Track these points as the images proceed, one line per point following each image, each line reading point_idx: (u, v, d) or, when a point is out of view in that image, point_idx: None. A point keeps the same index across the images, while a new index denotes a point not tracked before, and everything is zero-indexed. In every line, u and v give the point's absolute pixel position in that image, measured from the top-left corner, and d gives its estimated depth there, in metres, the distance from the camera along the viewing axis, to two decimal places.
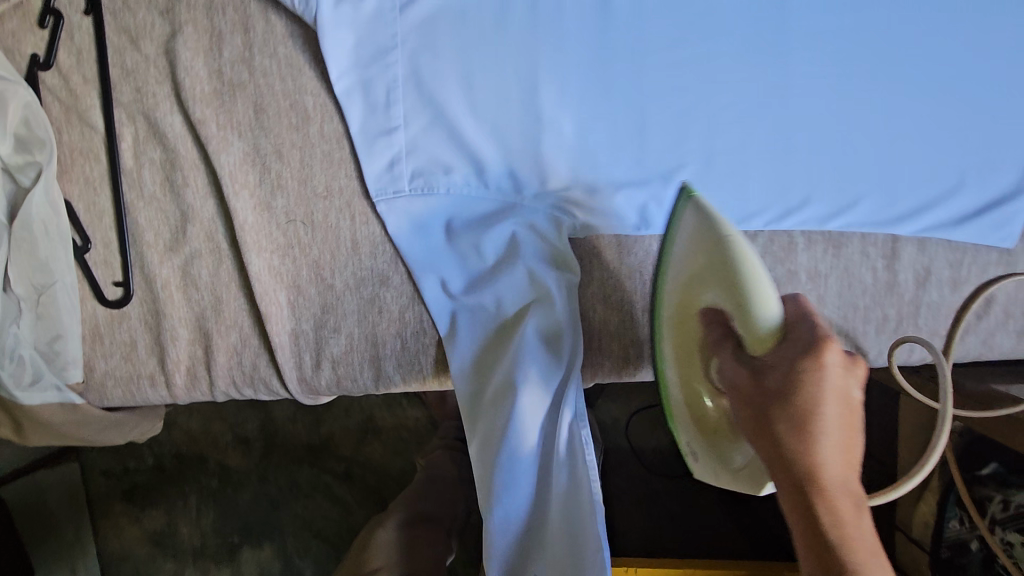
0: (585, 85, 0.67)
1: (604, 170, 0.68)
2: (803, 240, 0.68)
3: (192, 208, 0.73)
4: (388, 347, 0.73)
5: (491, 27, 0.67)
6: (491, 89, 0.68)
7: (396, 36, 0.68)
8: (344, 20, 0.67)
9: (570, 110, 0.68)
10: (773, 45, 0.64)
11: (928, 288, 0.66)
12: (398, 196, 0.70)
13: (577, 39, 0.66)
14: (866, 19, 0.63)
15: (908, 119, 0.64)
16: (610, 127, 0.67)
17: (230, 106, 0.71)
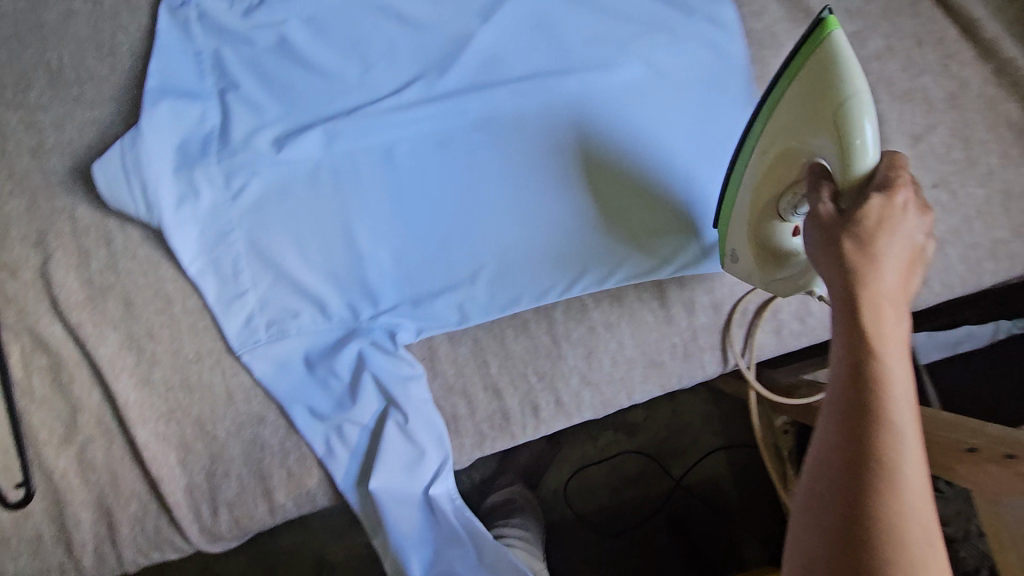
0: (392, 222, 0.84)
1: (422, 284, 0.83)
2: (593, 300, 0.83)
3: (80, 400, 0.82)
4: (275, 478, 0.82)
5: (307, 198, 0.84)
6: (317, 242, 0.84)
7: (233, 221, 0.84)
8: (186, 218, 0.82)
9: (383, 244, 0.84)
10: (522, 164, 0.85)
11: (697, 313, 0.82)
12: (257, 345, 0.82)
13: (377, 191, 0.84)
14: (583, 132, 0.85)
15: (636, 193, 0.84)
16: (420, 249, 0.84)
17: (103, 306, 0.83)
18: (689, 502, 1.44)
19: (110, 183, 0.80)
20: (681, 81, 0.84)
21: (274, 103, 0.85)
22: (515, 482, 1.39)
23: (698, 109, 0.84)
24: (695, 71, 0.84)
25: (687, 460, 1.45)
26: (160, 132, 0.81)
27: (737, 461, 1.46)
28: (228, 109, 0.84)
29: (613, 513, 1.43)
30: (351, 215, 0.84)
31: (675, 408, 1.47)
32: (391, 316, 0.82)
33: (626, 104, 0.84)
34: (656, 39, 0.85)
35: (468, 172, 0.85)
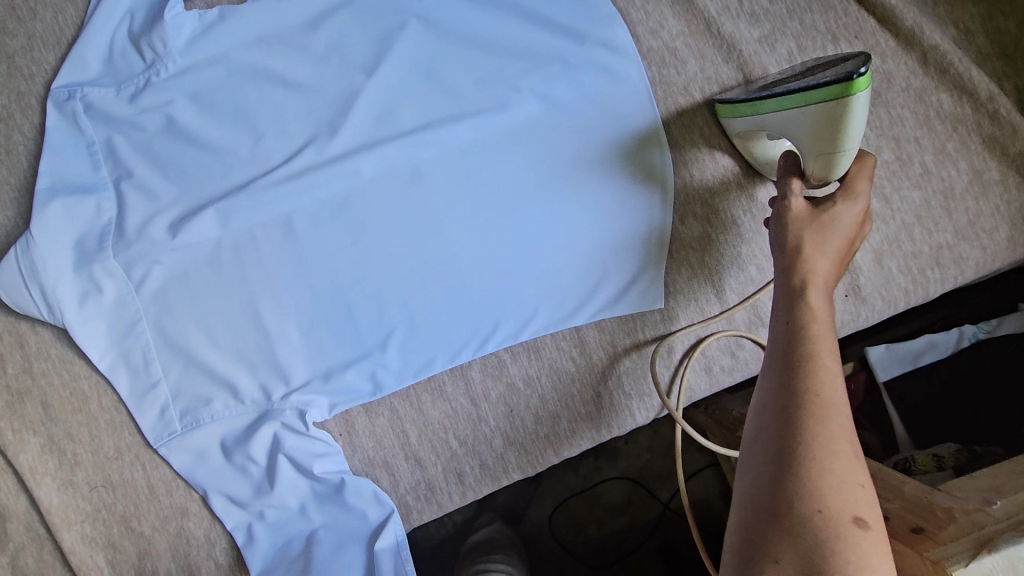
0: (295, 296, 0.81)
1: (332, 357, 0.80)
2: (510, 355, 0.79)
3: (9, 507, 0.82)
4: (204, 570, 0.81)
5: (209, 281, 0.82)
6: (224, 324, 0.82)
7: (140, 312, 0.82)
8: (92, 315, 0.81)
9: (290, 318, 0.81)
10: (423, 221, 0.80)
11: (620, 358, 0.76)
12: (173, 436, 0.81)
13: (276, 265, 0.81)
14: (482, 179, 0.79)
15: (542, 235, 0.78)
16: (327, 322, 0.81)
17: (21, 410, 0.83)
18: (681, 528, 1.34)
19: (10, 290, 0.79)
20: (582, 113, 0.78)
21: (166, 185, 0.83)
22: (497, 520, 1.30)
23: (602, 140, 0.77)
24: (596, 100, 0.78)
25: (674, 484, 1.36)
26: (55, 232, 0.80)
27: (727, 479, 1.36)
28: (122, 199, 0.82)
29: (601, 544, 1.34)
30: (254, 294, 0.81)
31: (658, 432, 1.36)
32: (302, 395, 0.79)
33: (524, 144, 0.79)
34: (550, 70, 0.78)
35: (367, 235, 0.81)
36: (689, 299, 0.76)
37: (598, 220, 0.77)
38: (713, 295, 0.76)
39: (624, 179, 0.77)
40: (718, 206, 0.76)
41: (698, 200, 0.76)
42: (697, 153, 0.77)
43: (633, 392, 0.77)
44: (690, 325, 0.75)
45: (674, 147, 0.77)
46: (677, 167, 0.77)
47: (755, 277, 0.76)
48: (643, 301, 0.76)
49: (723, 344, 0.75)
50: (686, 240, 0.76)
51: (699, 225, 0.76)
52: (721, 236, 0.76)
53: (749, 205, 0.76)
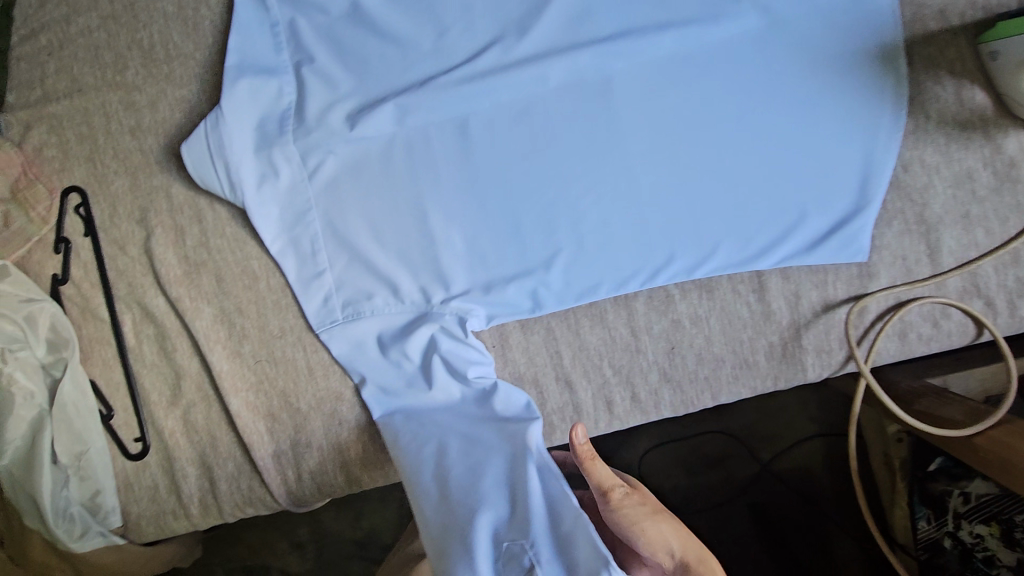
0: (463, 203, 0.79)
1: (495, 269, 0.79)
2: (679, 291, 0.76)
3: (183, 367, 0.89)
4: (353, 451, 0.86)
5: (380, 177, 0.81)
6: (389, 222, 0.81)
7: (310, 200, 0.83)
8: (268, 198, 0.83)
9: (456, 225, 0.80)
10: (609, 137, 0.75)
11: (802, 311, 0.71)
12: (335, 324, 0.84)
13: (449, 169, 0.79)
14: (680, 100, 0.73)
15: (736, 166, 0.72)
16: (494, 231, 0.79)
17: (198, 281, 0.88)
18: (776, 489, 1.28)
19: (197, 164, 0.81)
20: (809, 33, 0.69)
21: (346, 74, 0.81)
22: None
23: (828, 67, 0.69)
24: (828, 20, 0.69)
25: (776, 446, 1.29)
26: (241, 112, 0.81)
27: (834, 450, 1.26)
28: (302, 84, 0.81)
29: (691, 493, 1.28)
30: (423, 194, 0.80)
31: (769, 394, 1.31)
32: (463, 300, 0.80)
33: (734, 63, 0.71)
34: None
35: (547, 145, 0.77)
36: (896, 256, 0.69)
37: (805, 157, 0.70)
38: (925, 254, 0.69)
39: (843, 113, 0.69)
40: (952, 156, 0.68)
41: (930, 146, 0.68)
42: (940, 90, 0.68)
43: (810, 347, 0.72)
44: (892, 287, 0.69)
45: (912, 83, 0.68)
46: (912, 105, 0.68)
47: (981, 241, 0.68)
48: (843, 254, 0.70)
49: (927, 311, 0.69)
50: (904, 191, 0.69)
51: (925, 175, 0.68)
52: (948, 191, 0.68)
53: (991, 158, 0.67)
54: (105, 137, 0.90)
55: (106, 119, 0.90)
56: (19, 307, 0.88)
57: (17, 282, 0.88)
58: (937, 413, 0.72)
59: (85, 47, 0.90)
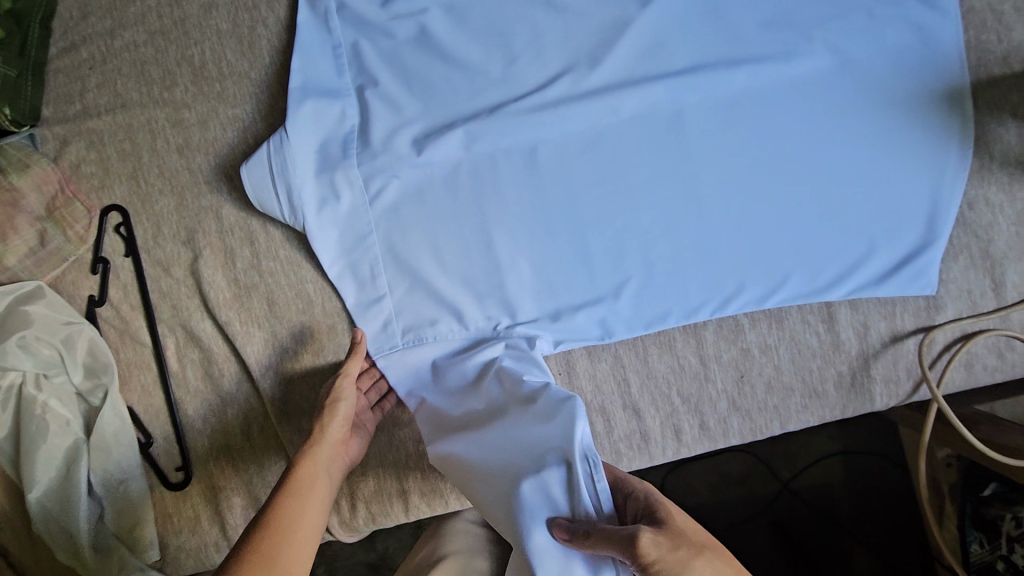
0: (531, 230, 0.79)
1: (563, 297, 0.79)
2: (748, 321, 0.77)
3: (231, 393, 0.86)
4: (411, 480, 0.83)
5: (445, 202, 0.80)
6: (454, 247, 0.80)
7: (370, 224, 0.80)
8: (327, 221, 0.80)
9: (523, 252, 0.79)
10: (681, 167, 0.76)
11: (870, 341, 0.73)
12: (394, 350, 0.82)
13: (517, 195, 0.79)
14: (752, 133, 0.74)
15: (808, 198, 0.73)
16: (563, 259, 0.78)
17: (249, 305, 0.85)
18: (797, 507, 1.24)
19: (257, 187, 0.79)
20: (879, 72, 0.72)
21: (412, 98, 0.80)
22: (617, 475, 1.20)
23: (898, 107, 0.72)
24: (899, 60, 0.71)
25: (796, 464, 1.24)
26: (304, 134, 0.79)
27: (853, 466, 1.23)
28: (366, 108, 0.80)
29: (711, 513, 1.24)
30: (489, 220, 0.79)
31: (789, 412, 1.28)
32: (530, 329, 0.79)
33: (807, 99, 0.73)
34: (853, 21, 0.71)
35: (618, 174, 0.77)
36: (962, 289, 0.72)
37: (876, 192, 0.72)
38: (989, 287, 0.71)
39: (911, 151, 0.72)
40: (1016, 195, 0.71)
41: (993, 185, 0.71)
42: (1003, 132, 0.71)
43: (878, 377, 0.74)
44: (959, 319, 0.72)
45: (977, 124, 0.71)
46: (976, 146, 0.72)
47: None
48: (913, 287, 0.72)
49: (992, 343, 0.72)
50: (968, 227, 0.72)
51: (989, 213, 0.71)
52: (1010, 227, 0.71)
53: None
54: (150, 154, 0.87)
55: (151, 136, 0.87)
56: (57, 331, 0.83)
57: (54, 306, 0.85)
58: (1004, 440, 0.74)
59: (131, 62, 0.87)
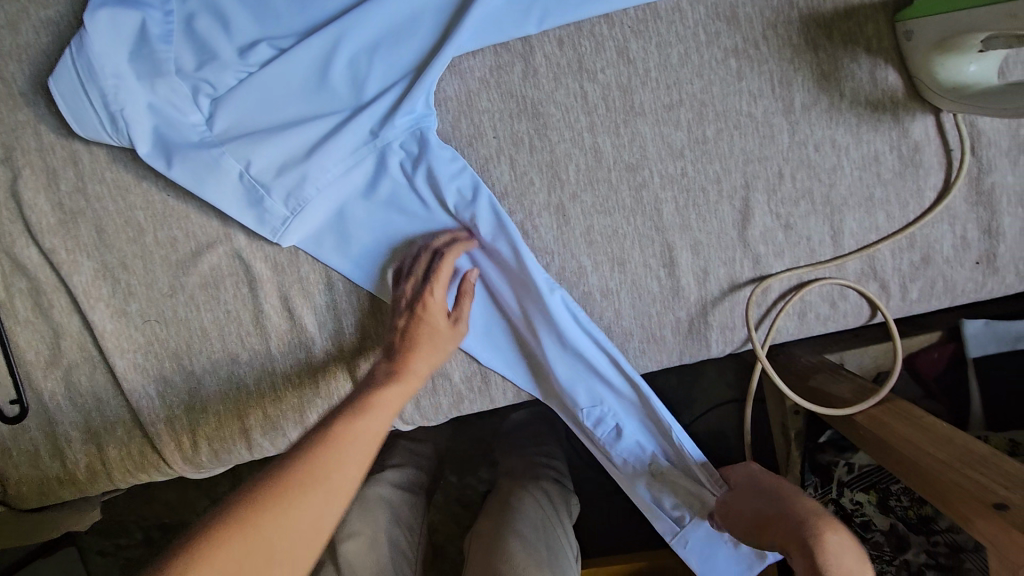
0: (368, 62, 0.73)
1: (378, 52, 0.72)
2: (591, 263, 0.73)
3: (62, 325, 0.82)
4: (253, 418, 0.81)
5: (284, 86, 0.73)
6: (282, 93, 0.74)
7: (286, 170, 0.74)
8: (145, 119, 0.74)
9: (360, 62, 0.73)
10: None
11: (708, 288, 0.71)
12: (189, 146, 0.74)
13: (363, 59, 0.73)
14: None
15: None
16: (346, 30, 0.71)
17: (76, 232, 0.80)
18: None
19: (69, 102, 0.73)
20: None
21: (249, 26, 0.74)
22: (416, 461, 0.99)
23: (749, 35, 0.67)
24: None
25: (695, 408, 1.08)
26: (118, 63, 0.72)
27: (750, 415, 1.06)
28: (193, 37, 0.73)
29: (579, 470, 1.08)
30: (338, 33, 0.71)
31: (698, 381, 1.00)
32: (495, 206, 0.71)
33: (658, 25, 0.69)
34: None
35: (463, 99, 0.73)
36: (802, 235, 0.69)
37: (725, 130, 0.69)
38: (828, 235, 0.69)
39: None
40: (862, 137, 0.67)
41: (841, 126, 0.67)
42: (853, 68, 0.67)
43: (710, 325, 0.72)
44: (794, 268, 0.70)
45: (831, 59, 0.67)
46: (823, 85, 0.67)
47: (881, 224, 0.68)
48: (751, 231, 0.70)
49: (827, 292, 0.70)
50: (816, 169, 0.68)
51: (835, 155, 0.68)
52: (855, 171, 0.68)
53: (898, 141, 0.67)
54: None
55: None
56: None
57: None
58: (840, 387, 0.73)
59: None
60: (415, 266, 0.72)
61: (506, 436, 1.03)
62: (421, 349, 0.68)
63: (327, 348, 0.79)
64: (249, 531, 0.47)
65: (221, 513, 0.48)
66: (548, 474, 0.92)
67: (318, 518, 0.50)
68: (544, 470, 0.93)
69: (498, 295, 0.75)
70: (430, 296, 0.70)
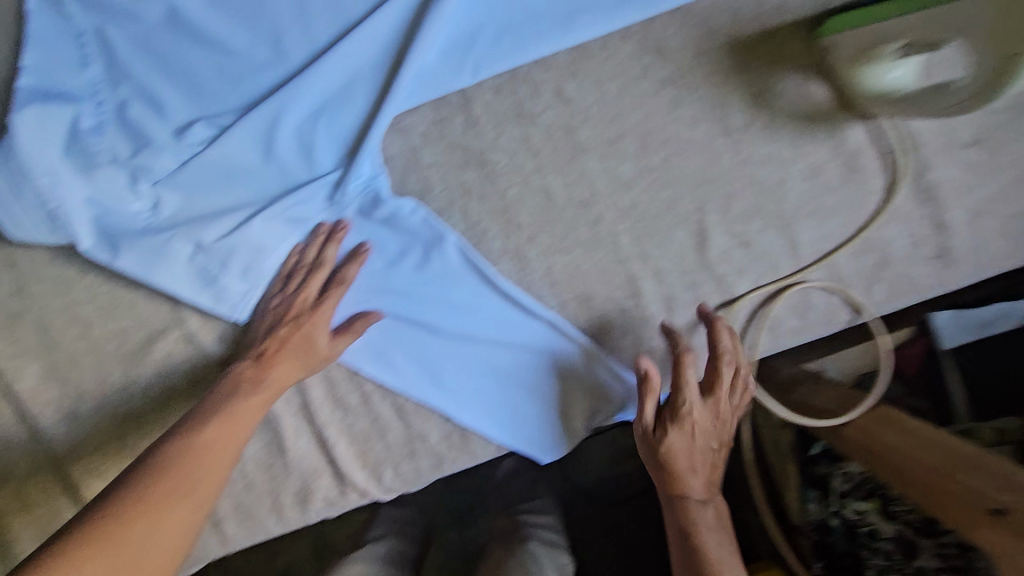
0: (308, 129, 0.72)
1: (318, 118, 0.72)
2: (555, 303, 0.72)
3: (9, 437, 0.77)
4: (224, 510, 0.76)
5: (224, 160, 0.72)
6: (224, 169, 0.72)
7: (235, 245, 0.72)
8: (83, 212, 0.71)
9: (300, 131, 0.72)
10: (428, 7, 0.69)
11: (676, 314, 0.70)
12: (134, 233, 0.72)
13: (305, 126, 0.72)
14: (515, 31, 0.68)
15: None
16: (282, 99, 0.70)
17: (17, 336, 0.76)
18: None
19: None
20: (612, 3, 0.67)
21: (184, 105, 0.73)
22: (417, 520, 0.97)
23: (680, 65, 0.69)
24: None
25: None
26: (48, 159, 0.69)
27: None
28: (126, 124, 0.72)
29: (576, 510, 1.05)
30: (275, 104, 0.70)
31: None
32: (462, 247, 0.70)
33: (592, 64, 0.70)
34: None
35: (408, 156, 0.72)
36: (760, 251, 0.69)
37: (670, 157, 0.69)
38: (786, 248, 0.69)
39: None
40: (803, 149, 0.68)
41: (782, 141, 0.68)
42: (783, 84, 0.68)
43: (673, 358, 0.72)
44: (758, 286, 0.69)
45: (761, 79, 0.68)
46: (758, 104, 0.68)
47: (835, 232, 0.68)
48: (710, 253, 0.69)
49: (795, 305, 0.70)
50: (765, 185, 0.68)
51: (780, 170, 0.68)
52: (803, 183, 0.68)
53: (837, 150, 0.68)
54: None
55: None
56: None
57: None
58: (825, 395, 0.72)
59: None
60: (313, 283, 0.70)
61: (510, 480, 1.00)
62: (284, 360, 0.67)
63: (294, 425, 0.75)
64: (109, 544, 0.49)
65: (78, 536, 0.48)
66: (541, 530, 0.88)
67: (170, 539, 0.52)
68: (530, 528, 0.88)
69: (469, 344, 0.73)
70: (314, 278, 0.70)
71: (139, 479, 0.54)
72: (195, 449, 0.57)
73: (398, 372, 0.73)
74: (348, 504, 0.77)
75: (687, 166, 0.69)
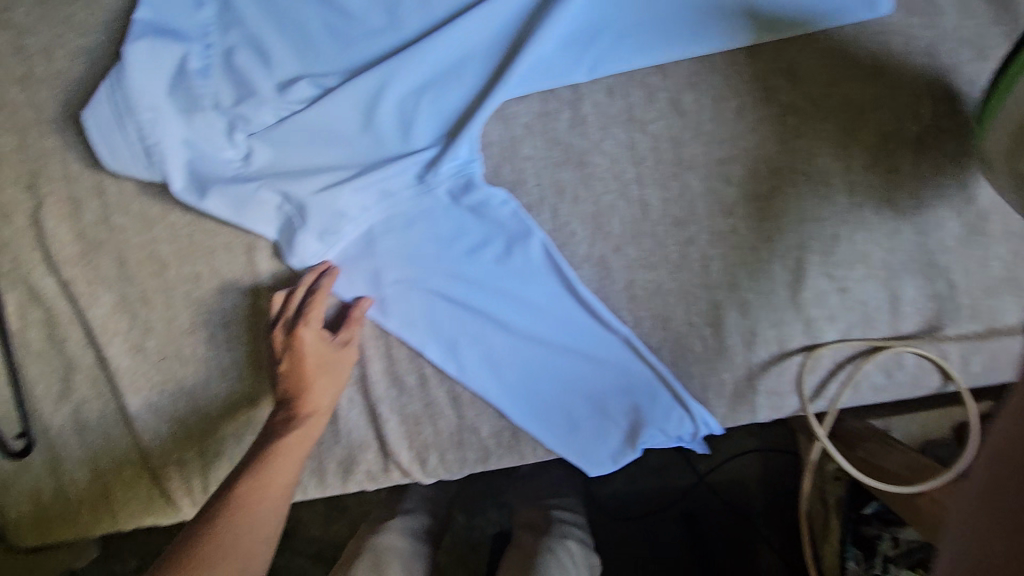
0: (411, 102, 0.70)
1: (422, 92, 0.70)
2: (631, 318, 0.70)
3: (75, 359, 0.78)
4: None
5: (323, 121, 0.71)
6: (320, 129, 0.71)
7: (321, 208, 0.71)
8: (178, 153, 0.71)
9: (402, 103, 0.70)
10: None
11: (756, 350, 0.68)
12: (224, 180, 0.72)
13: (408, 98, 0.70)
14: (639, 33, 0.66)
15: None
16: (391, 69, 0.69)
17: (96, 263, 0.77)
18: (699, 495, 1.03)
19: (103, 134, 0.70)
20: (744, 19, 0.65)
21: (291, 60, 0.72)
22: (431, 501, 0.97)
23: (807, 93, 0.65)
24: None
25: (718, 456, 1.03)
26: (153, 95, 0.69)
27: (772, 466, 1.02)
28: (232, 71, 0.71)
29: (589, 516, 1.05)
30: (382, 73, 0.69)
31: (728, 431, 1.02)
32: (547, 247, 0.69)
33: (713, 79, 0.67)
34: None
35: (506, 145, 0.70)
36: (857, 300, 0.66)
37: (779, 188, 0.66)
38: (886, 302, 0.66)
39: None
40: (923, 202, 0.64)
41: (902, 190, 0.64)
42: (915, 130, 0.64)
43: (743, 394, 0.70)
44: (847, 336, 0.66)
45: (891, 121, 0.65)
46: (883, 146, 0.65)
47: (941, 293, 0.65)
48: (803, 293, 0.66)
49: (883, 362, 0.67)
50: (875, 232, 0.65)
51: (894, 219, 0.65)
52: (916, 237, 0.65)
53: (959, 208, 0.64)
54: None
55: None
56: None
57: None
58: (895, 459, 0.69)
59: None
60: (309, 305, 0.69)
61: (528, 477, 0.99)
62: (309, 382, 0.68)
63: (349, 395, 0.75)
64: None
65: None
66: (573, 530, 0.88)
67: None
68: (562, 525, 0.87)
69: (537, 346, 0.71)
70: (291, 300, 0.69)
71: (204, 521, 0.58)
72: (250, 485, 0.60)
73: (461, 362, 0.72)
74: (389, 481, 0.77)
75: (795, 200, 0.66)
